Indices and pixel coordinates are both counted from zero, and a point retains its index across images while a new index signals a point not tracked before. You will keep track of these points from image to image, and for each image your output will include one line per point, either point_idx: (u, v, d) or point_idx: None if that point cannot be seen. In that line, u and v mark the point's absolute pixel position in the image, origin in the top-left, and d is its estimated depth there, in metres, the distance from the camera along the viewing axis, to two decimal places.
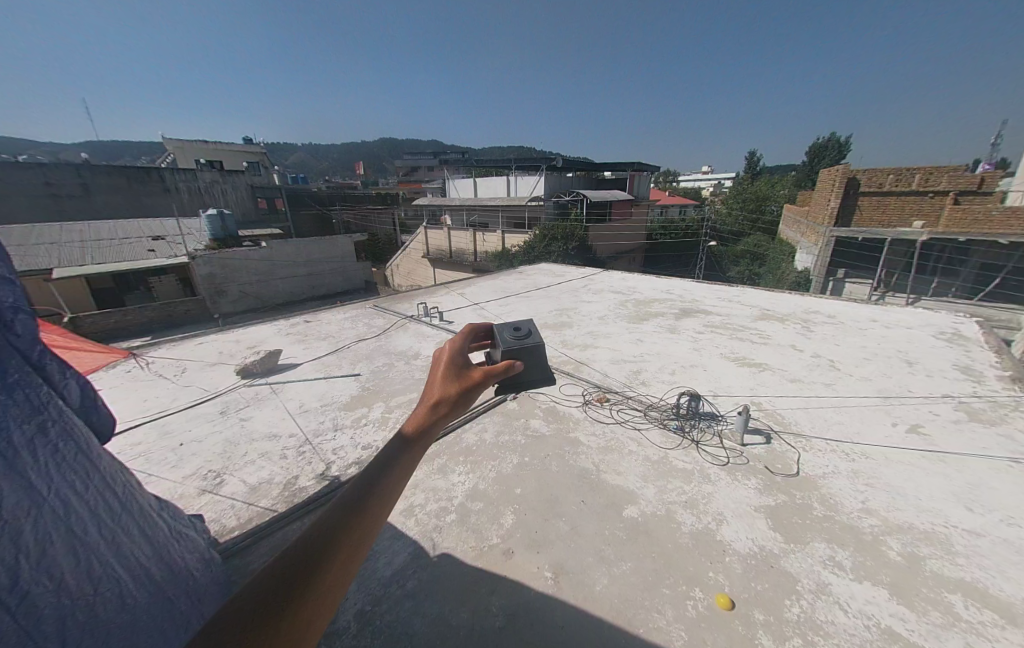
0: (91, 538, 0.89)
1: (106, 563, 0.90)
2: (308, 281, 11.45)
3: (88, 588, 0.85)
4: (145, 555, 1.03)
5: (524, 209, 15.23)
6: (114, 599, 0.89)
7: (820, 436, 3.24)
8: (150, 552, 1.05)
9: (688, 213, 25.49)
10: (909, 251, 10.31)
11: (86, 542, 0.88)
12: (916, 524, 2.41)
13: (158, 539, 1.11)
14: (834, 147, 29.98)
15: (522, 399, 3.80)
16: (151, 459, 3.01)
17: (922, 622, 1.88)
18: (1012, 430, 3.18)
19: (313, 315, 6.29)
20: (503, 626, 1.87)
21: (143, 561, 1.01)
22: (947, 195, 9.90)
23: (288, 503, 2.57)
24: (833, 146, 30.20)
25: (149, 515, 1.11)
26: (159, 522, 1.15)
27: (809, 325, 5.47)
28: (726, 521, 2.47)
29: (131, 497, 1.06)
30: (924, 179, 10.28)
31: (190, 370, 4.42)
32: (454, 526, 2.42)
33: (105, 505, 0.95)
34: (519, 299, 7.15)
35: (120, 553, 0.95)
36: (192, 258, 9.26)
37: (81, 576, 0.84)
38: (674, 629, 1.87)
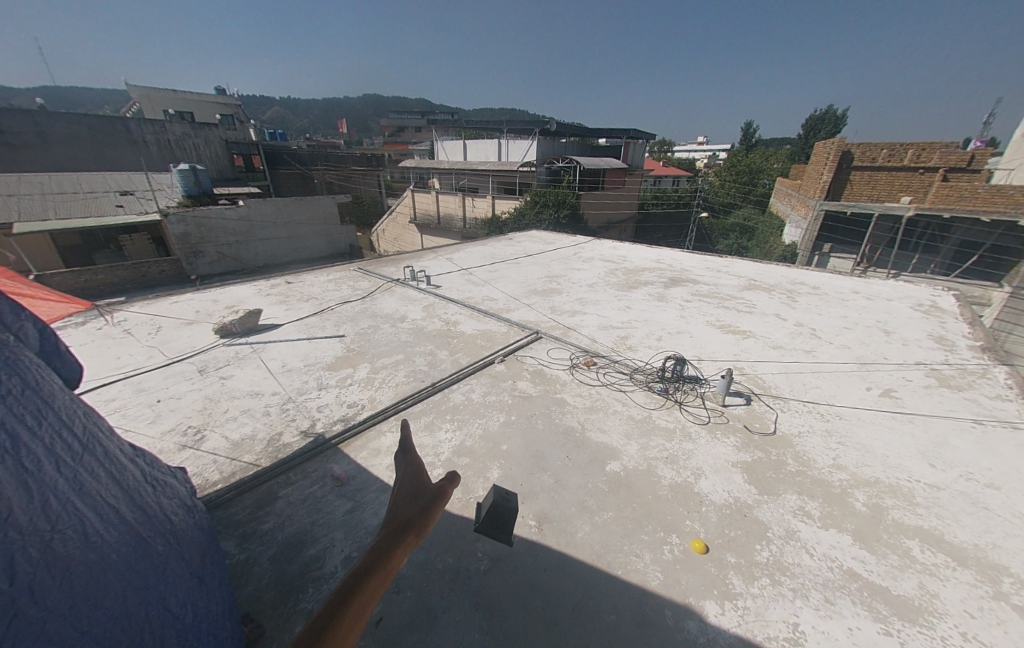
0: (53, 474, 0.86)
1: (69, 503, 0.86)
2: (291, 243, 11.06)
3: (44, 524, 0.80)
4: (112, 499, 0.99)
5: (515, 174, 14.65)
6: (75, 537, 0.85)
7: (798, 398, 3.33)
8: (118, 498, 1.01)
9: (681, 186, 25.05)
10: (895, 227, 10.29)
11: (46, 478, 0.84)
12: (882, 478, 2.53)
13: (127, 487, 1.06)
14: (829, 121, 29.10)
15: (511, 362, 3.79)
16: (128, 414, 2.96)
17: (881, 563, 2.00)
18: (977, 395, 3.31)
19: (294, 276, 6.12)
20: (488, 570, 1.93)
21: (109, 504, 0.97)
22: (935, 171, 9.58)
23: (272, 457, 2.59)
24: (830, 120, 29.15)
25: (117, 462, 1.07)
26: (128, 469, 1.11)
27: (795, 295, 5.50)
28: (704, 474, 2.55)
29: (99, 448, 1.03)
30: (916, 155, 9.95)
31: (166, 329, 4.30)
32: (440, 479, 2.46)
33: (63, 448, 0.91)
34: (508, 265, 7.03)
35: (83, 495, 0.91)
36: (164, 216, 8.76)
37: (42, 510, 0.80)
38: (651, 570, 1.96)
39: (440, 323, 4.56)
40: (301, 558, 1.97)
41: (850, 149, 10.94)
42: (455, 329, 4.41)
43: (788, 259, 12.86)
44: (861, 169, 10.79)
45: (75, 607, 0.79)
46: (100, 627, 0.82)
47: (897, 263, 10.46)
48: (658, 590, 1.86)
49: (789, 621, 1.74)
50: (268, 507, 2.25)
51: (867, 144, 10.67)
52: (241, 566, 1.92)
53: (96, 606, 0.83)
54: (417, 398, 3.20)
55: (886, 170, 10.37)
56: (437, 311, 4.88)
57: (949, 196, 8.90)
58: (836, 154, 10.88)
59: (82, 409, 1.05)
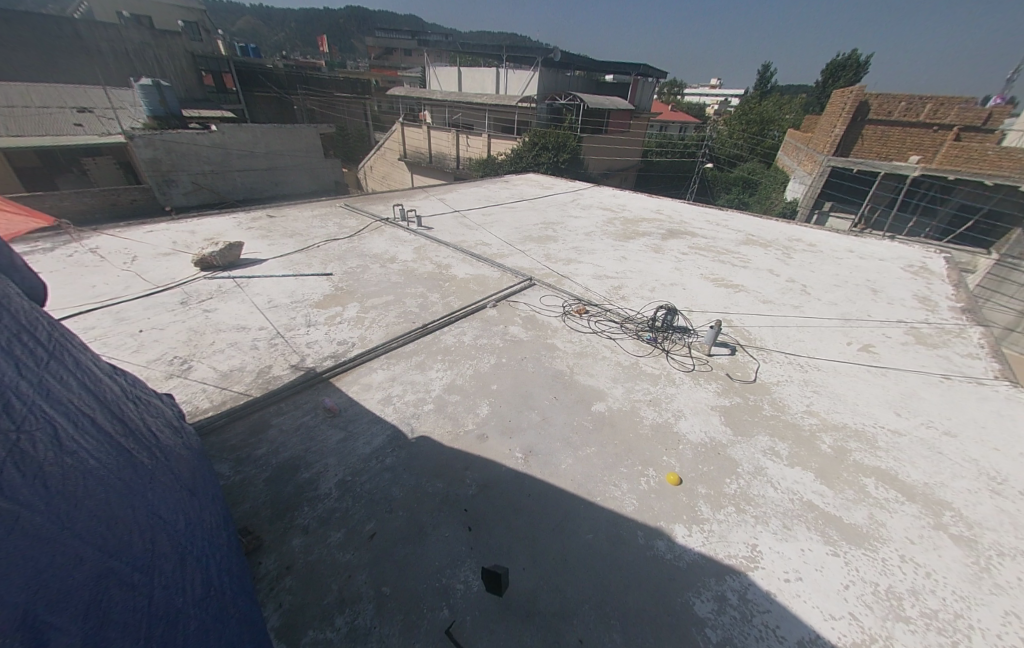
0: (8, 385, 0.88)
1: (28, 415, 0.89)
2: (271, 176, 10.40)
3: (11, 424, 0.84)
4: (74, 416, 1.03)
5: (513, 110, 13.59)
6: (43, 440, 0.89)
7: (781, 350, 3.40)
8: (79, 416, 1.06)
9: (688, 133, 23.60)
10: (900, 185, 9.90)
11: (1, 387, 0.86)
12: (849, 424, 2.67)
13: (87, 411, 1.11)
14: (855, 64, 25.01)
15: (503, 307, 3.76)
16: (110, 343, 2.92)
17: (838, 496, 2.17)
18: (950, 352, 3.40)
19: (276, 211, 5.82)
20: (475, 494, 2.05)
21: (71, 420, 1.02)
22: (950, 130, 9.23)
23: (262, 389, 2.62)
24: (853, 63, 25.57)
25: (72, 388, 1.11)
26: (87, 397, 1.15)
27: (790, 251, 5.43)
28: (684, 416, 2.66)
29: (52, 374, 1.06)
30: (933, 110, 9.53)
31: (142, 259, 4.14)
32: (431, 414, 2.53)
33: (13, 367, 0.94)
34: (502, 209, 6.74)
35: (41, 408, 0.94)
36: (128, 137, 7.99)
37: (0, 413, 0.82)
38: (627, 497, 2.10)
39: (431, 266, 4.45)
40: (295, 481, 2.06)
41: (867, 100, 10.32)
42: (446, 273, 4.32)
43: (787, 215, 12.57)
44: (875, 124, 10.23)
45: (50, 506, 0.81)
46: (78, 526, 0.85)
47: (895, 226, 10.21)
48: (632, 514, 2.01)
49: (748, 542, 1.91)
50: (261, 434, 2.31)
51: (884, 96, 10.15)
52: (237, 486, 2.01)
53: (71, 508, 0.86)
54: (408, 338, 3.20)
55: (899, 127, 9.87)
56: (428, 254, 4.73)
57: (958, 157, 8.80)
58: (852, 105, 10.18)
59: (32, 338, 1.08)
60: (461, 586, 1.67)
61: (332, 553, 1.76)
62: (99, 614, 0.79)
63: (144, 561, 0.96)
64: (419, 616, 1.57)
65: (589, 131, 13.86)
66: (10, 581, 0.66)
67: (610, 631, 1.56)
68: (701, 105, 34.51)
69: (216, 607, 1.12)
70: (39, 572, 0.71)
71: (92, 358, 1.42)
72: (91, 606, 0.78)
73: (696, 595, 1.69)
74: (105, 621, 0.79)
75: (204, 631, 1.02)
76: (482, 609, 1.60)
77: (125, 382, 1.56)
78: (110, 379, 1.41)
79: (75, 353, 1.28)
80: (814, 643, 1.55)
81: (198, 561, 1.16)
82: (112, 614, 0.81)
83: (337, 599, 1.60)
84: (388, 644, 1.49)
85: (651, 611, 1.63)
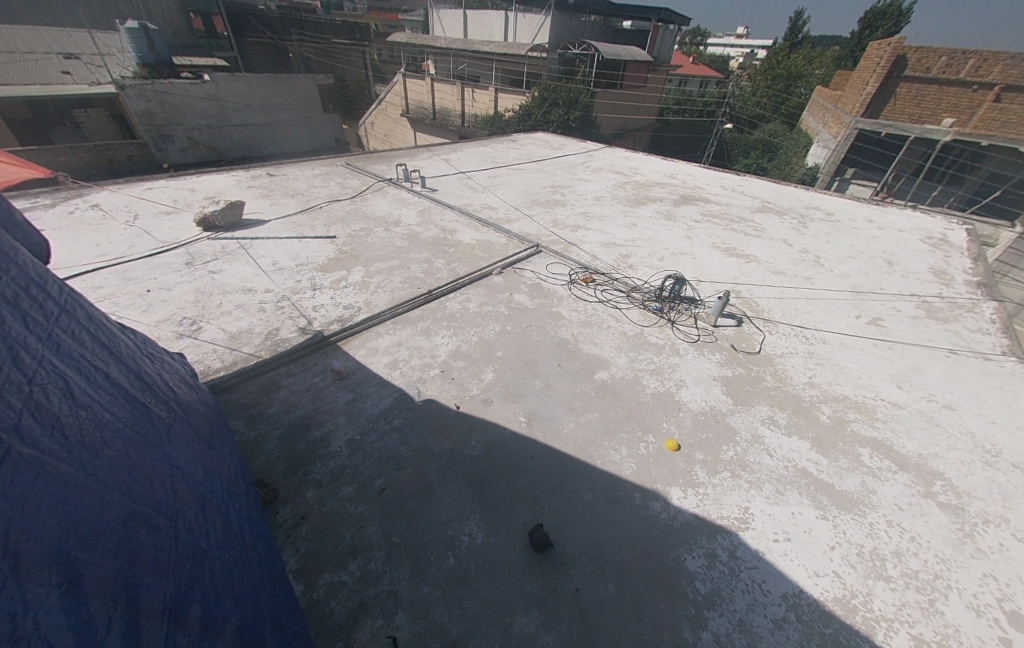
0: (18, 340, 0.91)
1: (41, 369, 0.92)
2: (269, 132, 10.06)
3: (25, 375, 0.87)
4: (82, 372, 1.07)
5: (523, 61, 12.80)
6: (59, 391, 0.93)
7: (788, 322, 3.38)
8: (88, 372, 1.09)
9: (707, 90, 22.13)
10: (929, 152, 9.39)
11: (13, 341, 0.89)
12: (850, 395, 2.69)
13: (97, 367, 1.15)
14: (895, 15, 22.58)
15: (509, 274, 3.73)
16: (120, 302, 2.96)
17: (832, 464, 2.22)
18: (960, 328, 3.35)
19: (277, 169, 5.69)
20: (480, 455, 2.13)
21: (81, 375, 1.05)
22: (991, 90, 8.58)
23: (271, 350, 2.68)
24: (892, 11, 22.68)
25: (80, 345, 1.14)
26: (95, 354, 1.19)
27: (806, 220, 5.26)
28: (685, 385, 2.70)
29: (60, 331, 1.09)
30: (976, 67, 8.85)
31: (144, 218, 4.11)
32: (437, 378, 2.58)
33: (23, 322, 0.96)
34: (509, 171, 6.53)
35: (52, 363, 0.97)
36: (120, 88, 7.68)
37: (14, 366, 0.85)
38: (627, 461, 2.17)
39: (436, 230, 4.38)
40: (307, 438, 2.15)
41: (905, 54, 9.54)
42: (451, 238, 4.25)
43: (806, 182, 12.07)
44: (911, 81, 9.52)
45: (70, 454, 0.85)
46: (99, 474, 0.89)
47: (917, 194, 9.79)
48: (631, 477, 2.09)
49: (741, 505, 1.99)
50: (272, 394, 2.39)
51: (925, 49, 9.35)
52: (252, 443, 2.10)
53: (91, 456, 0.90)
54: (414, 304, 3.21)
55: (937, 84, 9.17)
56: (433, 218, 4.65)
57: (994, 120, 8.55)
58: (888, 59, 9.50)
59: (38, 295, 1.11)
60: (466, 537, 1.78)
61: (345, 506, 1.86)
62: (129, 551, 0.83)
63: (165, 507, 1.02)
64: (427, 563, 1.68)
65: (603, 87, 13.08)
66: (42, 520, 0.69)
67: (605, 580, 1.67)
68: (724, 58, 32.11)
69: (238, 550, 1.21)
70: (67, 512, 0.75)
71: (102, 317, 1.45)
72: (121, 544, 0.82)
73: (688, 552, 1.78)
74: (136, 557, 0.83)
75: (230, 570, 1.11)
76: (486, 561, 1.70)
77: (135, 341, 1.60)
78: (119, 337, 1.45)
79: (83, 311, 1.31)
80: (797, 597, 1.65)
81: (218, 509, 1.23)
82: (143, 552, 0.86)
83: (350, 547, 1.71)
84: (398, 586, 1.60)
85: (644, 563, 1.73)
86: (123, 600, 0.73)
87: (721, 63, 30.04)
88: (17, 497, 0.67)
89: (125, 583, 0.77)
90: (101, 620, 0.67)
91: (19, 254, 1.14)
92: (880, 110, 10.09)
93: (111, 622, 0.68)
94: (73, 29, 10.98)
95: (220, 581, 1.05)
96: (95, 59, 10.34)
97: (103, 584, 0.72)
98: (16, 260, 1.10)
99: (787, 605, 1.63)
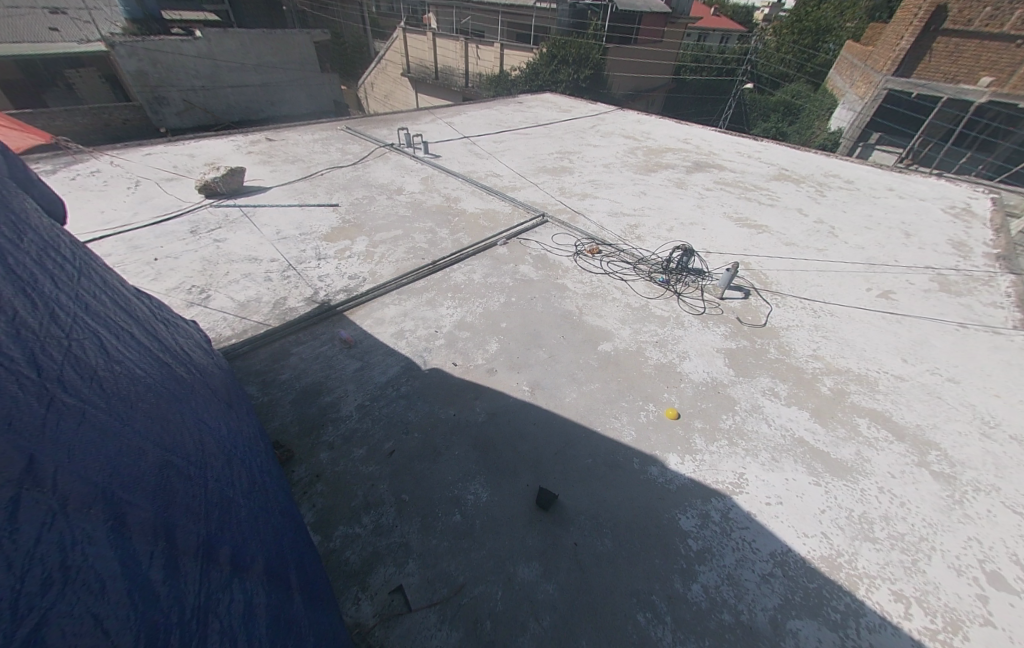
0: (47, 300, 0.96)
1: (72, 327, 0.98)
2: (266, 94, 9.70)
3: (61, 330, 0.93)
4: (107, 332, 1.13)
5: (530, 14, 12.02)
6: (92, 347, 1.00)
7: (796, 295, 3.34)
8: (113, 334, 1.16)
9: (727, 46, 20.76)
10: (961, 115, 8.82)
11: (42, 301, 0.94)
12: (853, 368, 2.70)
13: (119, 329, 1.22)
14: None
15: (514, 245, 3.70)
16: (129, 270, 2.99)
17: (829, 434, 2.27)
18: (973, 301, 3.30)
19: (276, 134, 5.55)
20: (485, 420, 2.21)
21: (106, 335, 1.12)
22: None
23: (280, 319, 2.73)
24: None
25: (100, 308, 1.20)
26: (115, 317, 1.25)
27: (824, 189, 5.08)
28: (688, 357, 2.72)
29: (83, 293, 1.15)
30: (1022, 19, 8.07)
31: (146, 184, 4.07)
32: (443, 347, 2.62)
33: (48, 284, 1.01)
34: (515, 136, 6.30)
35: (80, 324, 1.02)
36: (109, 46, 7.40)
37: (49, 322, 0.91)
38: (627, 428, 2.23)
39: (440, 198, 4.31)
40: (318, 403, 2.23)
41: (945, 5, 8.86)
42: (456, 206, 4.19)
43: (827, 148, 11.56)
44: (950, 35, 8.89)
45: (107, 406, 0.91)
46: (134, 425, 0.95)
47: (943, 161, 9.34)
48: (631, 443, 2.16)
49: (737, 471, 2.06)
50: (283, 361, 2.45)
51: None
52: (266, 406, 2.18)
53: (125, 409, 0.96)
54: (418, 274, 3.21)
55: (977, 39, 8.54)
56: (436, 185, 4.56)
57: None
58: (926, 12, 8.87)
59: (57, 259, 1.15)
60: (472, 496, 1.87)
61: (356, 466, 1.96)
62: (166, 495, 0.89)
63: (195, 459, 1.09)
64: (435, 518, 1.78)
65: (615, 43, 12.31)
66: (86, 464, 0.75)
67: (603, 536, 1.76)
68: (749, 7, 29.74)
69: (261, 501, 1.29)
70: (110, 458, 0.81)
71: (117, 281, 1.49)
72: (159, 488, 0.88)
73: (683, 512, 1.87)
74: (173, 502, 0.89)
75: (255, 516, 1.19)
76: (490, 517, 1.80)
77: (151, 306, 1.65)
78: (133, 302, 1.49)
79: (97, 276, 1.34)
80: (784, 555, 1.74)
81: (242, 463, 1.31)
82: (177, 497, 0.92)
83: (362, 502, 1.82)
84: (408, 538, 1.71)
85: (640, 523, 1.82)
86: (162, 537, 0.79)
87: (744, 13, 27.87)
88: (65, 441, 0.73)
89: (164, 523, 0.83)
90: (144, 553, 0.73)
91: (32, 218, 1.17)
92: (913, 69, 9.56)
93: (154, 556, 0.75)
94: None
95: (247, 526, 1.13)
96: (82, 14, 9.90)
97: (145, 523, 0.78)
98: (30, 224, 1.13)
99: (775, 561, 1.72)
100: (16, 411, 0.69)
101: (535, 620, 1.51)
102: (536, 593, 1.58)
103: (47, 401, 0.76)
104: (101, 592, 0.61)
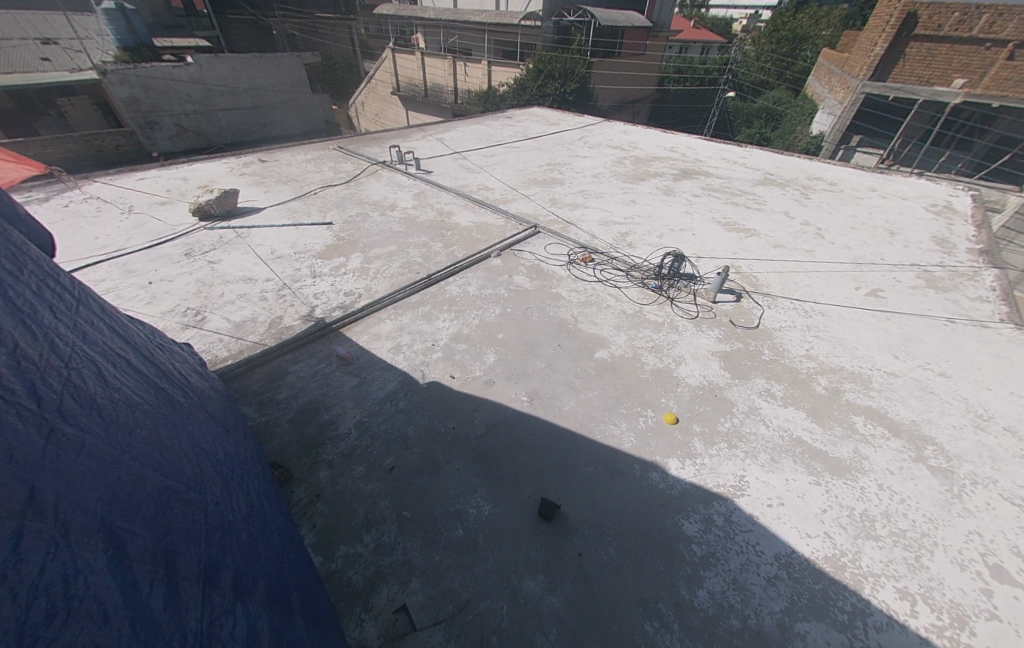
0: (46, 330, 0.97)
1: (70, 356, 0.98)
2: (258, 116, 9.81)
3: (60, 359, 0.94)
4: (105, 360, 1.14)
5: (516, 30, 12.29)
6: (89, 374, 1.00)
7: (786, 296, 3.40)
8: (111, 362, 1.16)
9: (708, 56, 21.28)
10: (937, 116, 9.10)
11: (42, 332, 0.94)
12: (845, 366, 2.74)
13: (115, 355, 1.22)
14: None
15: (507, 256, 3.74)
16: (123, 294, 2.99)
17: (826, 432, 2.29)
18: (959, 296, 3.37)
19: (269, 155, 5.60)
20: (484, 432, 2.20)
21: (104, 362, 1.12)
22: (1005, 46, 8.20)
23: (276, 337, 2.73)
24: None
25: (97, 337, 1.20)
26: (111, 343, 1.26)
27: (808, 192, 5.20)
28: (684, 361, 2.74)
29: (79, 321, 1.16)
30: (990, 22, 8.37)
31: (139, 208, 4.08)
32: (440, 360, 2.63)
33: (47, 314, 1.02)
34: (506, 150, 6.40)
35: (79, 353, 1.03)
36: (102, 74, 7.42)
37: (49, 352, 0.91)
38: (627, 436, 2.24)
39: (432, 213, 4.35)
40: (317, 421, 2.22)
41: (915, 11, 9.10)
42: (448, 220, 4.23)
43: (810, 151, 11.85)
44: (922, 39, 9.13)
45: (105, 433, 0.91)
46: (133, 451, 0.95)
47: (923, 161, 9.61)
48: (631, 450, 2.16)
49: (737, 473, 2.07)
50: (280, 380, 2.45)
51: (937, 5, 8.84)
52: (263, 427, 2.17)
53: (125, 435, 0.97)
54: (413, 289, 3.22)
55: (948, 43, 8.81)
56: (429, 200, 4.62)
57: (1009, 79, 8.20)
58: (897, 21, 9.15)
59: (55, 289, 1.16)
60: (474, 510, 1.86)
61: (356, 484, 1.94)
62: (165, 522, 0.88)
63: (193, 483, 1.08)
64: (437, 534, 1.77)
65: (600, 57, 12.59)
66: (86, 493, 0.74)
67: (606, 546, 1.76)
68: (726, 19, 30.66)
69: (261, 524, 1.27)
70: (108, 487, 0.80)
71: (113, 309, 1.50)
72: (157, 515, 0.87)
73: (685, 517, 1.87)
74: (172, 528, 0.89)
75: (255, 540, 1.18)
76: (494, 531, 1.79)
77: (145, 331, 1.65)
78: (130, 329, 1.49)
79: (94, 305, 1.35)
80: (788, 556, 1.74)
81: (240, 487, 1.29)
82: (176, 524, 0.91)
83: (363, 521, 1.80)
84: (411, 555, 1.70)
85: (643, 529, 1.82)
86: (161, 565, 0.78)
87: (722, 26, 28.58)
88: (64, 471, 0.73)
89: (164, 551, 0.82)
90: (144, 582, 0.72)
91: (30, 249, 1.18)
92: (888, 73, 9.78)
93: (154, 583, 0.74)
94: (51, 13, 10.66)
95: (247, 550, 1.11)
96: (73, 43, 10.02)
97: (145, 550, 0.77)
98: (28, 254, 1.14)
99: (779, 563, 1.72)
100: (16, 443, 0.69)
101: (542, 634, 1.49)
102: (542, 607, 1.56)
103: (46, 432, 0.76)
104: (104, 621, 0.61)
